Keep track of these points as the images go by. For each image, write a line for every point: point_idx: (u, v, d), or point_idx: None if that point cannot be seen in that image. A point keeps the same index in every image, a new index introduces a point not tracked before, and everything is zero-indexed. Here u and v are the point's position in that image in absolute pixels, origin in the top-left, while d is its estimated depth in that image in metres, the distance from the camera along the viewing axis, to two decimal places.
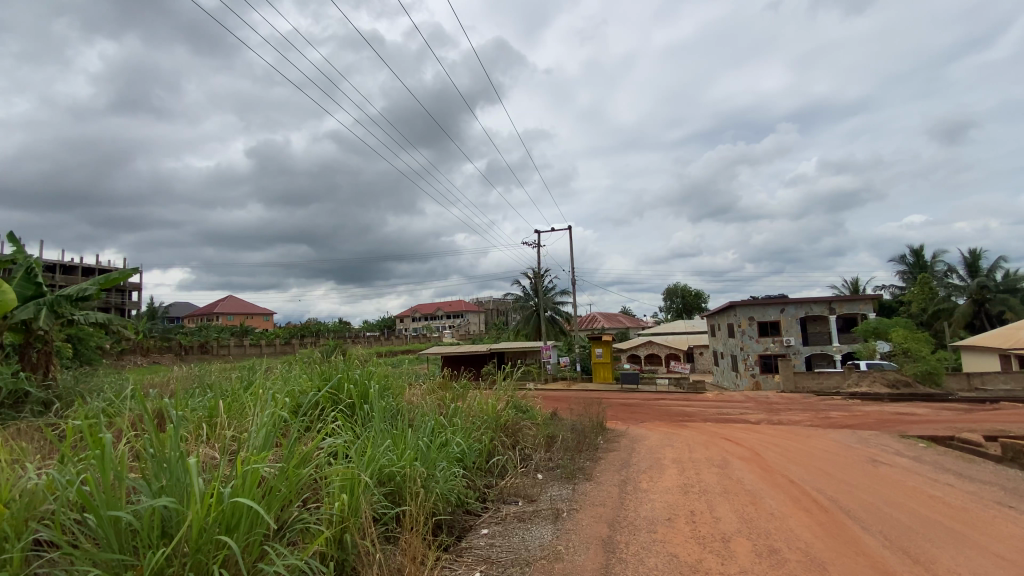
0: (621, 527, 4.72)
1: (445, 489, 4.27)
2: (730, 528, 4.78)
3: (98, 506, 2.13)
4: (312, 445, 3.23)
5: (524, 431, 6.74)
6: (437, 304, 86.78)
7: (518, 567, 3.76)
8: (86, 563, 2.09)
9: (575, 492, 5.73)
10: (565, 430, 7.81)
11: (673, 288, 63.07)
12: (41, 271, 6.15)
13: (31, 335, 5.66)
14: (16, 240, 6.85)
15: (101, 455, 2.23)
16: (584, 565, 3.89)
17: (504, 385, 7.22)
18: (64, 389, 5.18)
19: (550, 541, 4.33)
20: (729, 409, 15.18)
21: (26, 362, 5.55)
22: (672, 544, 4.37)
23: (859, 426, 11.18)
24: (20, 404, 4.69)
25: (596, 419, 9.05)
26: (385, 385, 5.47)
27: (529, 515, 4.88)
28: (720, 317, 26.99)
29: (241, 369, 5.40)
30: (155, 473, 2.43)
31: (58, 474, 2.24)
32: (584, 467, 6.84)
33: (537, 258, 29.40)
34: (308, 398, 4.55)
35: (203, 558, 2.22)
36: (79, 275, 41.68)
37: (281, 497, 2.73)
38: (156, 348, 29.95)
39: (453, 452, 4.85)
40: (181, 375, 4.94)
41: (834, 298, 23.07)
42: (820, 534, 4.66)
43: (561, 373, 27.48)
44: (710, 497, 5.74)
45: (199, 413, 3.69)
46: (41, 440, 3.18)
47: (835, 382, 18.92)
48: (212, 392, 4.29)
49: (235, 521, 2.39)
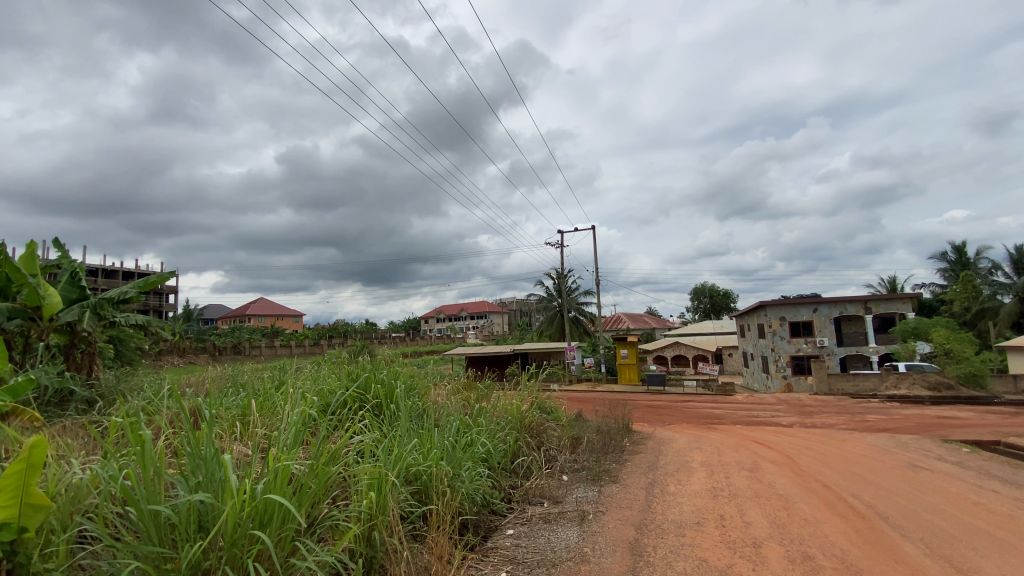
0: (648, 530, 4.66)
1: (471, 489, 4.29)
2: (762, 533, 4.67)
3: (139, 500, 2.21)
4: (341, 444, 3.29)
5: (549, 432, 6.74)
6: (461, 305, 87.47)
7: (544, 568, 3.75)
8: (128, 555, 2.16)
9: (601, 494, 5.67)
10: (591, 432, 7.75)
11: (701, 288, 61.91)
12: (84, 275, 6.44)
13: (76, 336, 5.92)
14: (62, 246, 7.19)
15: (141, 452, 2.32)
16: (611, 567, 3.86)
17: (528, 386, 7.20)
18: (105, 388, 5.39)
19: (577, 542, 4.31)
20: (760, 412, 14.78)
21: (71, 362, 5.80)
22: (701, 548, 4.29)
23: (898, 431, 10.75)
24: (66, 402, 4.91)
25: (621, 420, 8.97)
26: (411, 385, 5.53)
27: (554, 517, 4.86)
28: (749, 316, 26.38)
29: (272, 369, 5.52)
30: (191, 469, 2.51)
31: (101, 469, 2.33)
32: (610, 468, 6.79)
33: (561, 259, 29.31)
34: (336, 397, 4.64)
35: (238, 552, 2.28)
36: (120, 279, 43.52)
37: (311, 495, 2.78)
38: (192, 348, 31.02)
39: (478, 452, 4.86)
40: (216, 376, 5.08)
41: (870, 297, 22.26)
42: (856, 541, 4.50)
43: (585, 374, 27.36)
44: (741, 501, 5.62)
45: (233, 412, 3.80)
46: (88, 438, 3.33)
47: (872, 384, 18.30)
48: (246, 391, 4.42)
49: (268, 517, 2.45)
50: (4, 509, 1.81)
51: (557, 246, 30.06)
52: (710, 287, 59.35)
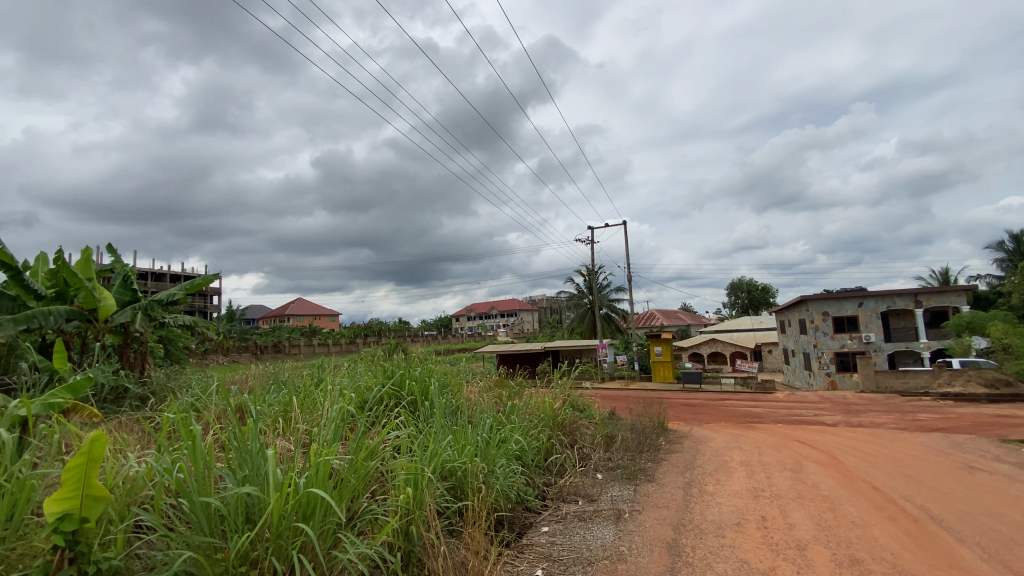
0: (686, 530, 4.56)
1: (505, 486, 4.31)
2: (806, 535, 4.51)
3: (191, 492, 2.32)
4: (378, 439, 3.35)
5: (583, 430, 6.68)
6: (492, 302, 87.96)
7: (581, 567, 3.72)
8: (181, 544, 2.26)
9: (637, 494, 5.59)
10: (625, 430, 7.66)
11: (737, 283, 60.28)
12: (135, 279, 6.77)
13: (129, 336, 6.24)
14: (115, 251, 7.60)
15: (192, 446, 2.43)
16: (649, 567, 3.80)
17: (560, 384, 7.16)
18: (157, 385, 5.68)
19: (613, 541, 4.27)
20: (802, 411, 14.26)
21: (125, 361, 6.13)
22: (742, 550, 4.17)
23: (952, 430, 10.19)
24: (122, 399, 5.19)
25: (656, 419, 8.81)
26: (444, 382, 5.60)
27: (589, 515, 4.82)
28: (790, 312, 25.50)
29: (311, 367, 5.69)
30: (238, 464, 2.61)
31: (155, 462, 2.45)
32: (645, 467, 6.68)
33: (592, 255, 29.03)
34: (373, 394, 4.75)
35: (283, 543, 2.36)
36: (168, 282, 45.66)
37: (351, 489, 2.85)
38: (235, 347, 32.23)
39: (512, 449, 4.87)
40: (259, 373, 5.27)
41: (920, 290, 21.18)
42: (908, 545, 4.28)
43: (618, 372, 27.11)
44: (784, 502, 5.44)
45: (276, 408, 3.93)
46: (142, 433, 3.50)
47: (923, 382, 17.45)
48: (287, 388, 4.56)
49: (311, 510, 2.53)
50: (68, 499, 1.91)
51: (588, 242, 29.79)
52: (748, 282, 57.72)
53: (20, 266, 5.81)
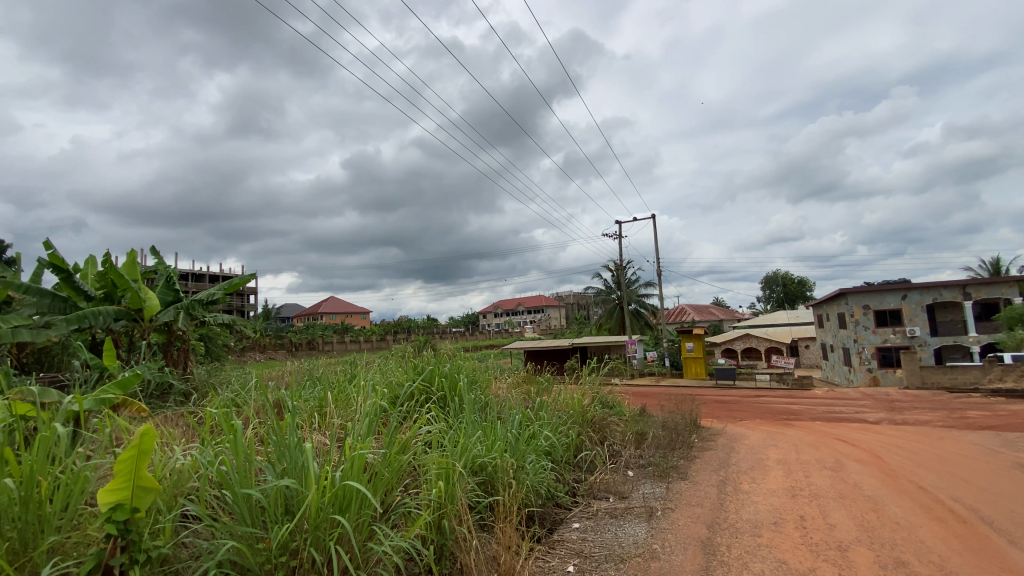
0: (721, 529, 4.47)
1: (535, 482, 4.31)
2: (848, 536, 4.35)
3: (234, 483, 2.40)
4: (410, 434, 3.41)
5: (612, 427, 6.63)
6: (520, 299, 88.04)
7: (613, 564, 3.69)
8: (225, 533, 2.34)
9: (669, 491, 5.51)
10: (656, 427, 7.56)
11: (772, 276, 58.56)
12: (177, 279, 7.04)
13: (172, 335, 6.52)
14: (157, 253, 7.93)
15: (234, 439, 2.53)
16: (682, 565, 3.75)
17: (589, 380, 7.10)
18: (199, 381, 5.91)
19: (645, 538, 4.22)
20: (842, 408, 13.75)
21: (169, 358, 6.40)
22: (780, 550, 4.06)
23: (1006, 429, 9.66)
24: (167, 394, 5.41)
25: (689, 416, 8.66)
26: (473, 378, 5.64)
27: (620, 512, 4.77)
28: (828, 305, 24.64)
29: (344, 363, 5.82)
30: (277, 457, 2.69)
31: (200, 455, 2.56)
32: (678, 465, 6.57)
33: (620, 250, 28.66)
34: (404, 389, 4.84)
35: (321, 535, 2.42)
36: (207, 282, 47.40)
37: (385, 482, 2.91)
38: (271, 344, 33.26)
39: (542, 445, 4.87)
40: (295, 369, 5.42)
41: (969, 281, 20.15)
42: (957, 548, 4.09)
43: (648, 368, 26.79)
44: (823, 502, 5.27)
45: (312, 403, 4.03)
46: (187, 427, 3.65)
47: (973, 377, 16.61)
48: (322, 384, 4.69)
49: (347, 502, 2.58)
50: (119, 490, 2.00)
51: (616, 236, 29.45)
52: (783, 275, 56.07)
53: (71, 268, 6.12)
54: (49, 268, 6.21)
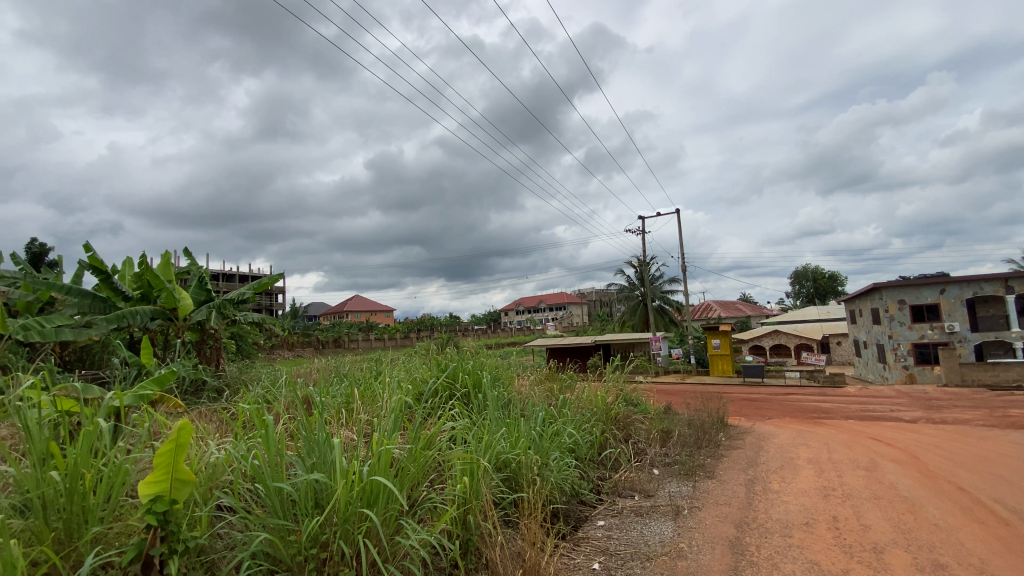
0: (750, 529, 4.39)
1: (560, 479, 4.31)
2: (883, 537, 4.22)
3: (266, 477, 2.47)
4: (436, 430, 3.45)
5: (637, 425, 6.56)
6: (542, 296, 87.87)
7: (638, 562, 3.67)
8: (258, 526, 2.41)
9: (695, 490, 5.43)
10: (682, 425, 7.46)
11: (802, 271, 57.02)
12: (209, 279, 7.24)
13: (206, 333, 6.73)
14: (190, 254, 8.19)
15: (266, 434, 2.60)
16: (710, 565, 3.69)
17: (613, 377, 7.04)
18: (231, 378, 6.08)
19: (672, 537, 4.17)
20: (877, 406, 13.32)
21: (203, 356, 6.61)
22: (812, 550, 3.97)
23: None
24: (201, 391, 5.58)
25: (716, 414, 8.50)
26: (496, 375, 5.67)
27: (646, 510, 4.73)
28: (862, 301, 23.88)
29: (369, 360, 5.91)
30: (307, 452, 2.75)
31: (233, 449, 2.64)
32: (705, 463, 6.47)
33: (644, 246, 28.32)
34: (428, 386, 4.89)
35: (350, 528, 2.47)
36: (237, 282, 48.69)
37: (411, 477, 2.95)
38: (299, 343, 34.00)
39: (566, 442, 4.86)
40: (322, 367, 5.54)
41: (1012, 274, 19.03)
42: (1000, 551, 3.92)
43: (673, 365, 26.44)
44: (856, 502, 5.13)
45: (339, 399, 4.11)
46: (220, 422, 3.76)
47: (1016, 375, 15.90)
48: (349, 380, 4.78)
49: (375, 497, 2.62)
50: (158, 482, 2.07)
51: (639, 232, 29.14)
52: (813, 269, 54.57)
53: (109, 270, 6.37)
54: (89, 270, 6.47)
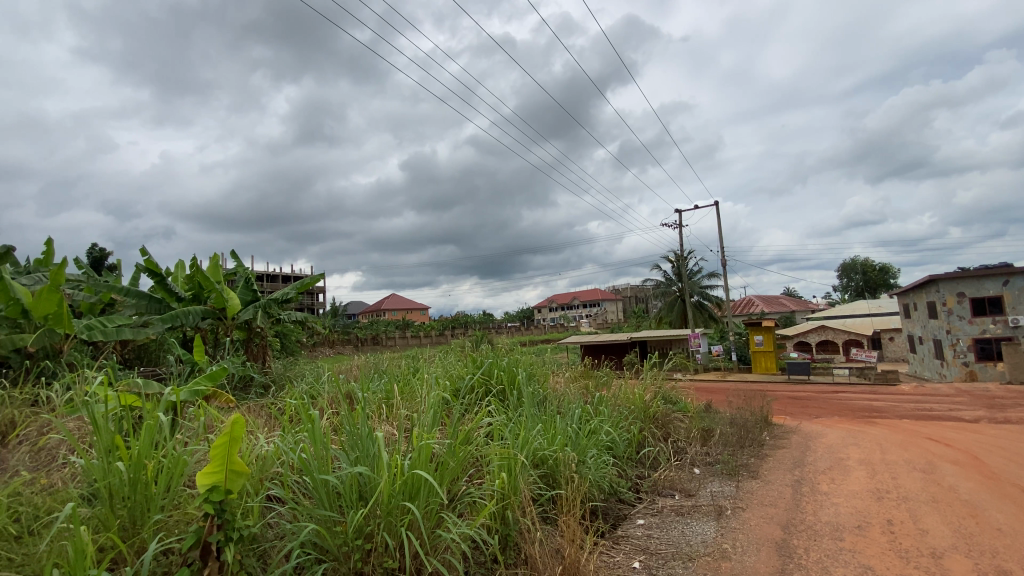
0: (797, 531, 4.24)
1: (597, 476, 4.28)
2: (943, 542, 3.99)
3: (313, 470, 2.56)
4: (473, 426, 3.48)
5: (676, 423, 6.42)
6: (576, 293, 87.25)
7: (680, 561, 3.60)
8: (306, 516, 2.49)
9: (739, 490, 5.28)
10: (723, 424, 7.26)
11: (850, 263, 54.40)
12: (255, 280, 7.51)
13: (252, 331, 7.01)
14: (237, 256, 8.53)
15: (312, 429, 2.70)
16: (756, 567, 3.58)
17: (650, 374, 6.91)
18: (276, 374, 6.32)
19: (715, 538, 4.07)
20: (934, 405, 12.60)
21: (250, 353, 6.89)
22: (864, 555, 3.80)
23: None
24: (249, 386, 5.81)
25: (759, 413, 8.24)
26: (531, 372, 5.68)
27: (687, 510, 4.64)
28: (916, 294, 22.57)
29: (406, 357, 6.01)
30: (351, 446, 2.83)
31: (281, 443, 2.75)
32: (748, 463, 6.28)
33: (680, 240, 27.70)
34: (465, 382, 4.95)
35: (393, 520, 2.52)
36: (280, 283, 50.49)
37: (451, 471, 3.00)
38: (339, 341, 34.96)
39: (603, 440, 4.82)
40: (363, 363, 5.68)
41: None
42: None
43: (713, 363, 25.76)
44: (911, 505, 4.87)
45: (379, 394, 4.22)
46: (268, 416, 3.91)
47: None
48: (387, 377, 4.89)
49: (416, 490, 2.67)
50: (213, 473, 2.16)
51: (676, 226, 28.47)
52: (862, 262, 52.09)
53: (163, 272, 6.71)
54: (146, 273, 6.83)
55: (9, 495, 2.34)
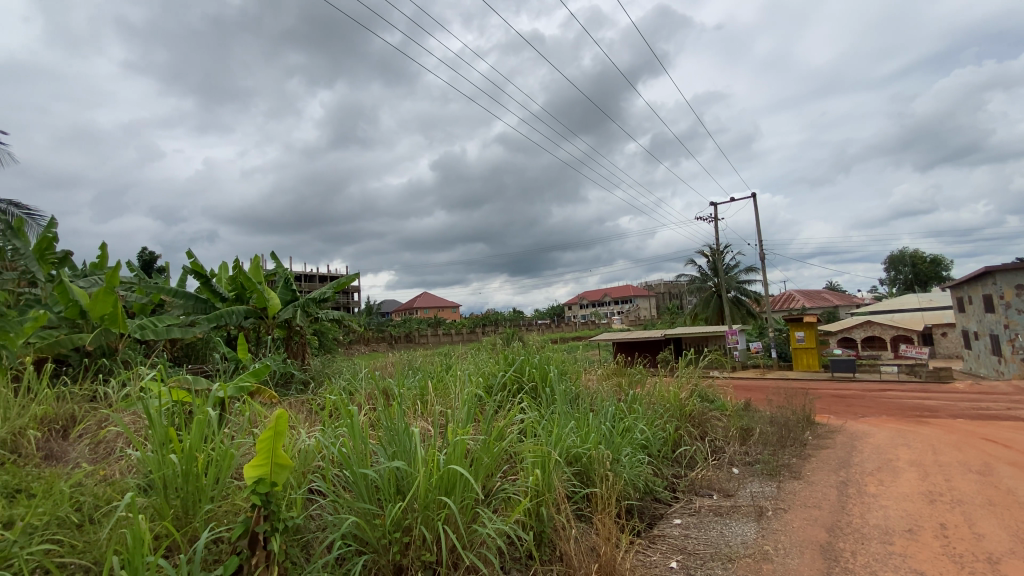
0: (843, 533, 4.09)
1: (633, 475, 4.23)
2: (1001, 547, 3.78)
3: (353, 464, 2.63)
4: (507, 423, 3.49)
5: (714, 422, 6.27)
6: (608, 289, 86.39)
7: (720, 562, 3.53)
8: (347, 508, 2.56)
9: (781, 491, 5.13)
10: (763, 423, 7.05)
11: (898, 255, 51.84)
12: (293, 280, 7.75)
13: (292, 330, 7.23)
14: (276, 257, 8.81)
15: (351, 424, 2.77)
16: (800, 569, 3.48)
17: (686, 372, 6.76)
18: (315, 371, 6.51)
19: (755, 539, 3.97)
20: (992, 404, 11.86)
21: (290, 350, 7.11)
22: (917, 559, 3.63)
23: None
24: (289, 382, 6.00)
25: (801, 411, 7.97)
26: (563, 369, 5.66)
27: (726, 510, 4.53)
28: (972, 286, 21.29)
29: (439, 354, 6.08)
30: (388, 441, 2.89)
31: (322, 438, 2.83)
32: (790, 463, 6.08)
33: (716, 234, 27.04)
34: (497, 379, 4.97)
35: (430, 514, 2.56)
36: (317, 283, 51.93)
37: (486, 467, 3.02)
38: (374, 338, 35.73)
39: (638, 439, 4.76)
40: (397, 360, 5.78)
41: None
42: None
43: (752, 360, 25.06)
44: (967, 508, 4.61)
45: (414, 390, 4.28)
46: (308, 411, 4.04)
47: None
48: (421, 373, 4.96)
49: (452, 485, 2.71)
50: (260, 466, 2.23)
51: (711, 220, 27.78)
52: (911, 253, 49.55)
53: (208, 273, 7.00)
54: (192, 274, 7.14)
55: (72, 485, 2.49)
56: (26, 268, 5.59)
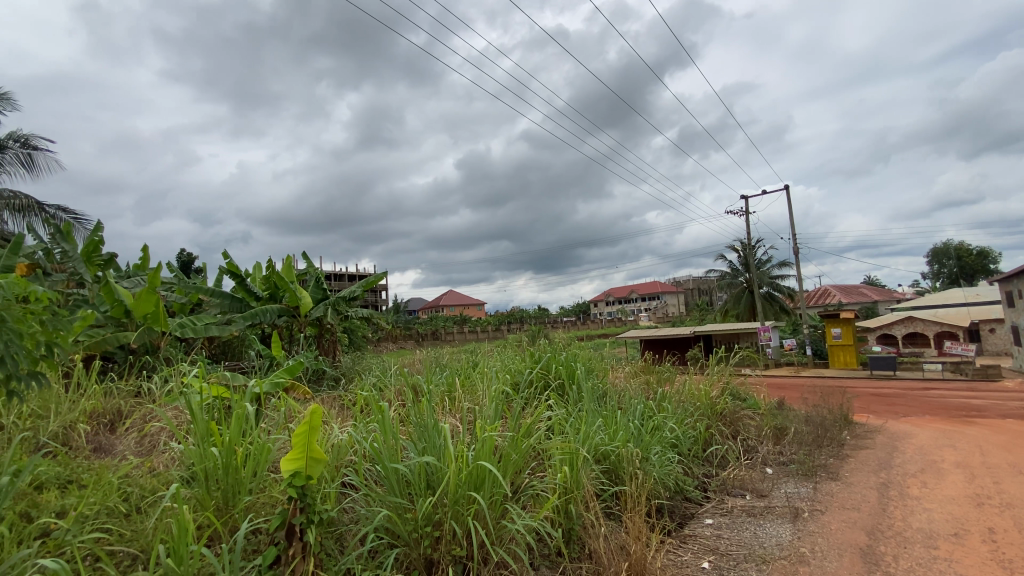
0: (884, 537, 3.95)
1: (662, 473, 4.18)
2: None
3: (384, 458, 2.68)
4: (534, 420, 3.49)
5: (746, 421, 6.14)
6: (635, 286, 85.32)
7: (753, 563, 3.45)
8: (379, 501, 2.60)
9: (817, 492, 4.99)
10: (798, 422, 6.86)
11: (942, 248, 49.52)
12: (324, 280, 7.91)
13: (323, 327, 7.39)
14: (307, 257, 9.01)
15: (382, 419, 2.82)
16: (838, 572, 3.39)
17: (717, 370, 6.62)
18: (346, 367, 6.65)
19: (790, 540, 3.88)
20: None
21: (322, 347, 7.27)
22: (963, 565, 3.48)
23: None
24: (321, 378, 6.15)
25: (838, 410, 7.72)
26: (590, 367, 5.63)
27: (759, 511, 4.42)
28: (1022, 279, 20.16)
29: (466, 351, 6.11)
30: (418, 436, 2.94)
31: (354, 433, 2.89)
32: (826, 463, 5.90)
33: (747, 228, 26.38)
34: (524, 377, 4.97)
35: (460, 509, 2.59)
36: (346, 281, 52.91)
37: (514, 463, 3.02)
38: (401, 336, 36.25)
39: (667, 437, 4.69)
40: (425, 357, 5.84)
41: None
42: None
43: (785, 357, 24.40)
44: (1017, 512, 4.39)
45: (442, 387, 4.32)
46: (340, 407, 4.13)
47: None
48: (449, 370, 5.01)
49: (481, 481, 2.73)
50: (295, 459, 2.29)
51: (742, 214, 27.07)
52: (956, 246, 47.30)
53: (243, 273, 7.22)
54: (228, 274, 7.37)
55: (120, 477, 2.62)
56: (75, 270, 5.89)
